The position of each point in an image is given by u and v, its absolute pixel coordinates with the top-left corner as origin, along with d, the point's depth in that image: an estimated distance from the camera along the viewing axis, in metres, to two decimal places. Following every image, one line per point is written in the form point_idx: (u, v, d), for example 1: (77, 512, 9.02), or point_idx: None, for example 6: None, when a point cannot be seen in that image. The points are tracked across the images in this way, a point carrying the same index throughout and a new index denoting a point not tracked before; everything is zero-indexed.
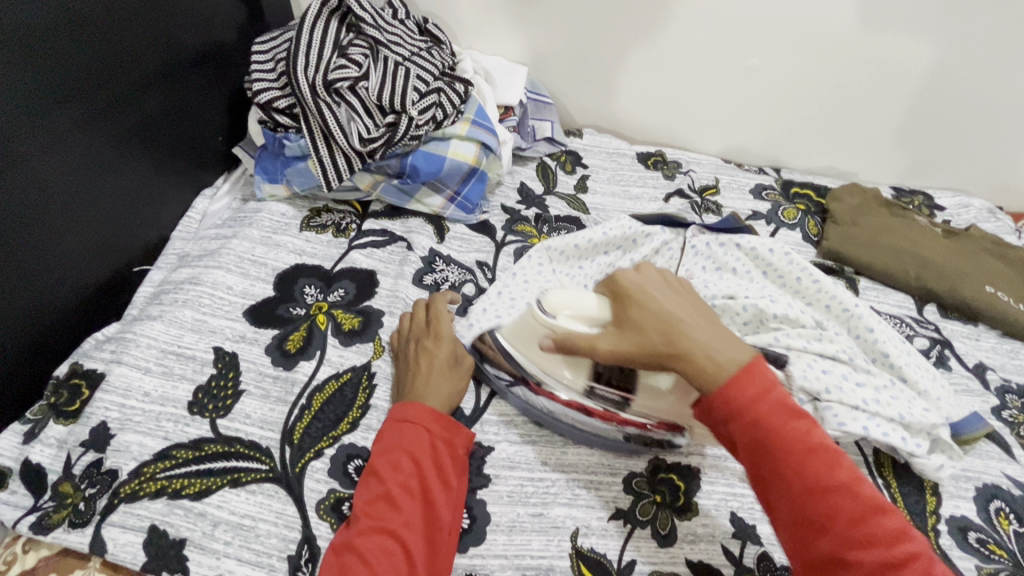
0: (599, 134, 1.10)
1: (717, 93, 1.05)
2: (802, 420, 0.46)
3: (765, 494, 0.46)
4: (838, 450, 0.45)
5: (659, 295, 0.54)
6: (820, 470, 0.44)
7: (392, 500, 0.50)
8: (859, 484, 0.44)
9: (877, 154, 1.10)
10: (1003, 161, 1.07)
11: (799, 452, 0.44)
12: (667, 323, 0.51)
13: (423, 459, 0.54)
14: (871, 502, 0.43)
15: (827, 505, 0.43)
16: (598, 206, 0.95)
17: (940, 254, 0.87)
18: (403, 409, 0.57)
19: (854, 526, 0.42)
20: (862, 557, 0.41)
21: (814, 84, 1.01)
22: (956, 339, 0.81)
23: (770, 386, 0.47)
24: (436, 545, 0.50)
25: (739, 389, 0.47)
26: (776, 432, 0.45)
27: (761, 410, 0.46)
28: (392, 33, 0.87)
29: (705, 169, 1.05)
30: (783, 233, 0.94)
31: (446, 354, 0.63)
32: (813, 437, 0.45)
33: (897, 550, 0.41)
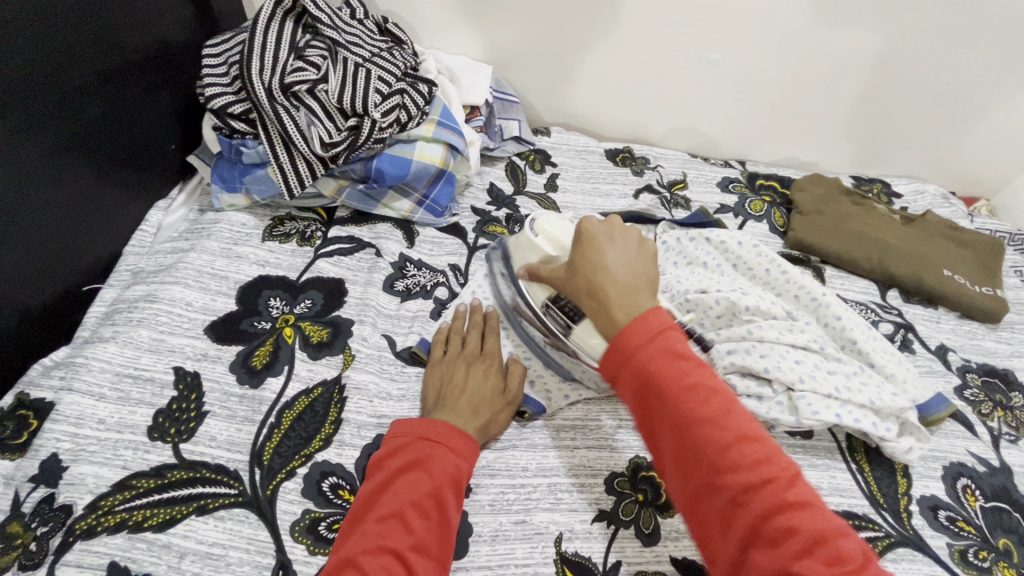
0: (567, 132, 1.10)
1: (681, 89, 1.06)
2: (685, 361, 0.45)
3: (652, 432, 0.46)
4: (717, 387, 0.45)
5: (610, 246, 0.54)
6: (694, 406, 0.43)
7: (405, 520, 0.48)
8: (729, 415, 0.43)
9: (836, 145, 1.13)
10: (954, 148, 1.11)
11: (673, 389, 0.44)
12: (593, 265, 0.53)
13: (442, 478, 0.52)
14: (738, 431, 0.43)
15: (698, 437, 0.43)
16: (569, 205, 0.95)
17: (901, 240, 0.90)
18: (424, 426, 0.56)
19: (723, 455, 0.42)
20: (727, 480, 0.41)
21: (774, 79, 1.03)
22: (918, 322, 0.83)
23: (665, 329, 0.47)
24: (443, 570, 0.47)
25: (632, 332, 0.47)
26: (656, 371, 0.45)
27: (645, 353, 0.46)
28: (350, 34, 0.85)
29: (673, 164, 1.06)
30: (750, 225, 0.95)
31: (494, 383, 0.62)
32: (695, 374, 0.44)
33: (757, 474, 0.41)
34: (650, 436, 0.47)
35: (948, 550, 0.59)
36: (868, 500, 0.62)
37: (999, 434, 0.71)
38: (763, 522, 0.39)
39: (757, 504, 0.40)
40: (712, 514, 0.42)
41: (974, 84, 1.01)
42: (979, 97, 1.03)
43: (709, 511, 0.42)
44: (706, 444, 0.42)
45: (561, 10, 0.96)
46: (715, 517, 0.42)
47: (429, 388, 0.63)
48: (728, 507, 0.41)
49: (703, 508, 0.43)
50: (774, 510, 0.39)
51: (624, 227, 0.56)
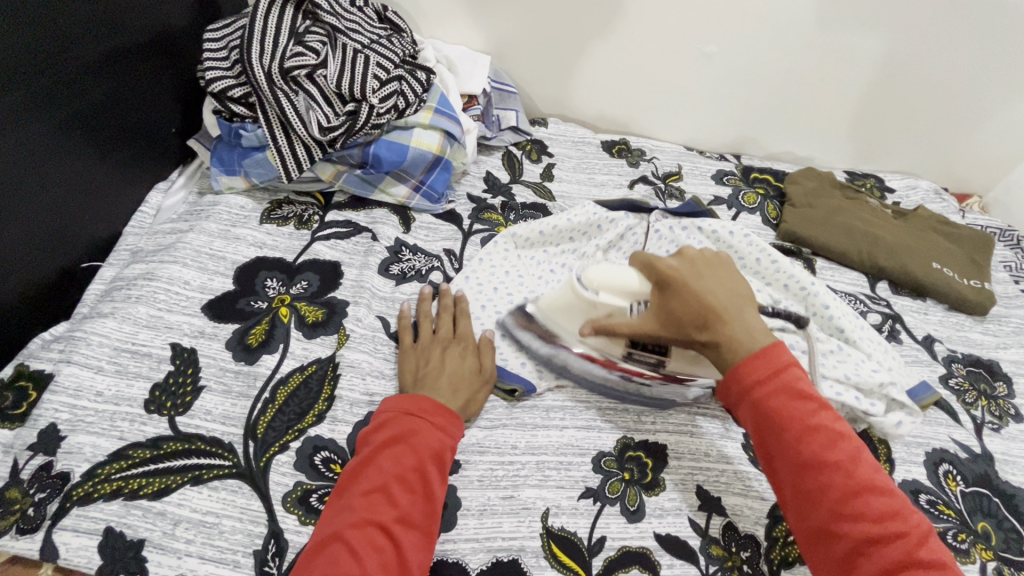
0: (564, 123, 1.11)
1: (678, 82, 1.06)
2: (810, 402, 0.49)
3: (770, 468, 0.50)
4: (841, 432, 0.48)
5: (700, 280, 0.55)
6: (819, 449, 0.47)
7: (389, 494, 0.49)
8: (856, 464, 0.47)
9: (832, 141, 1.14)
10: (948, 144, 1.12)
11: (797, 429, 0.48)
12: (698, 309, 0.54)
13: (427, 454, 0.53)
14: (867, 482, 0.46)
15: (819, 479, 0.46)
16: (564, 194, 0.96)
17: (891, 233, 0.91)
18: (408, 402, 0.57)
19: (844, 504, 0.45)
20: (847, 529, 0.45)
21: (769, 75, 1.04)
22: (906, 313, 0.84)
23: (784, 367, 0.51)
24: (428, 541, 0.49)
25: (750, 369, 0.51)
26: (776, 410, 0.49)
27: (765, 390, 0.50)
28: (349, 21, 0.86)
29: (668, 157, 1.07)
30: (743, 216, 0.96)
31: (471, 364, 0.63)
32: (818, 417, 0.48)
33: (888, 528, 0.44)
34: (772, 473, 0.50)
35: None
36: None
37: (982, 421, 0.72)
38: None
39: (881, 555, 0.43)
40: (832, 559, 0.45)
41: (969, 82, 1.02)
42: (972, 94, 1.04)
43: (824, 556, 0.46)
44: (829, 489, 0.46)
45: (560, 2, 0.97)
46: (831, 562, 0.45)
47: (406, 372, 0.63)
48: (850, 558, 0.44)
49: (821, 550, 0.46)
50: (904, 565, 0.43)
51: (703, 258, 0.58)
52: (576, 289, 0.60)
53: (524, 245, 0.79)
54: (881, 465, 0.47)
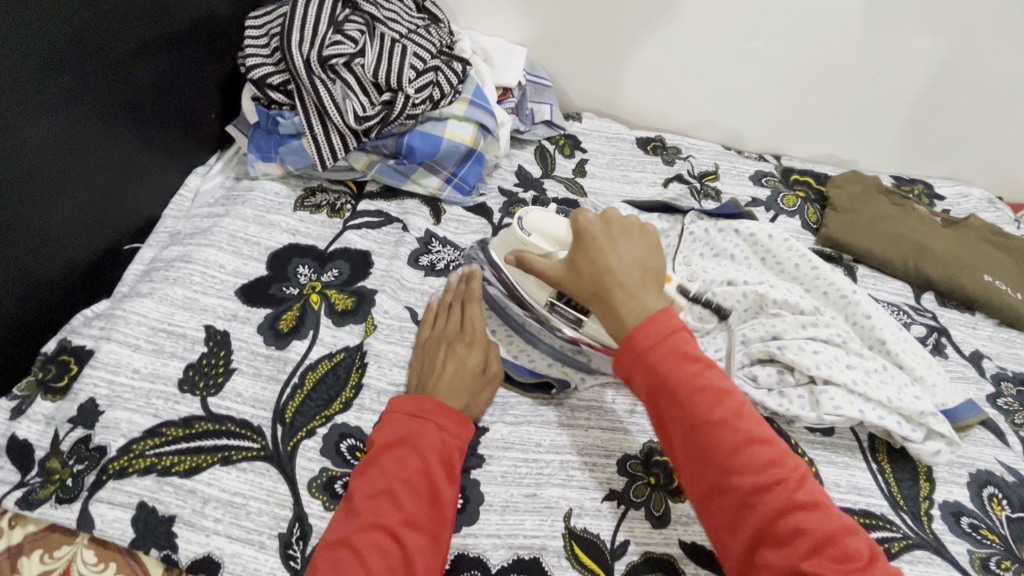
0: (599, 118, 1.09)
1: (718, 79, 1.03)
2: (695, 362, 0.50)
3: (663, 429, 0.51)
4: (726, 389, 0.49)
5: (611, 242, 0.56)
6: (706, 409, 0.48)
7: (394, 497, 0.49)
8: (740, 421, 0.48)
9: (879, 144, 1.09)
10: (1006, 150, 1.06)
11: (685, 392, 0.48)
12: (598, 264, 0.55)
13: (430, 454, 0.53)
14: (750, 434, 0.47)
15: (711, 438, 0.47)
16: (597, 191, 0.95)
17: (941, 243, 0.86)
18: (414, 403, 0.56)
19: (733, 459, 0.46)
20: (738, 482, 0.45)
21: (816, 72, 1.00)
22: (953, 327, 0.80)
23: (673, 331, 0.51)
24: (438, 543, 0.49)
25: (639, 335, 0.51)
26: (666, 374, 0.49)
27: (654, 355, 0.50)
28: (389, 10, 0.86)
29: (705, 156, 1.04)
30: (782, 220, 0.93)
31: (474, 362, 0.62)
32: (704, 376, 0.49)
33: (767, 476, 0.45)
34: (663, 431, 0.51)
35: (969, 557, 0.57)
36: (887, 501, 0.61)
37: None
38: (775, 520, 0.44)
39: (765, 501, 0.44)
40: (720, 511, 0.46)
41: None
42: None
43: (719, 508, 0.47)
44: (718, 447, 0.47)
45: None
46: (721, 512, 0.46)
47: (413, 369, 0.63)
48: (738, 507, 0.45)
49: (712, 505, 0.47)
50: (783, 510, 0.44)
51: (620, 220, 0.58)
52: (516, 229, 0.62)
53: None
54: (764, 417, 0.49)
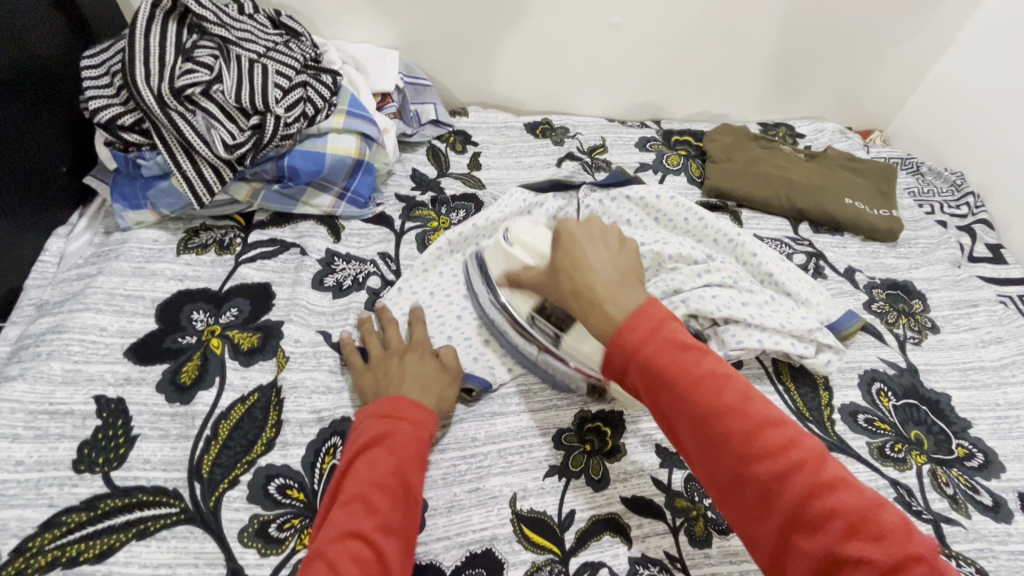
0: (485, 110, 1.10)
1: (590, 57, 1.07)
2: (690, 350, 0.46)
3: (667, 426, 0.47)
4: (728, 372, 0.46)
5: (591, 246, 0.55)
6: (709, 397, 0.44)
7: (368, 501, 0.48)
8: (748, 401, 0.44)
9: (743, 96, 1.18)
10: (848, 85, 1.19)
11: (685, 381, 0.44)
12: (575, 263, 0.54)
13: (402, 451, 0.51)
14: (762, 417, 0.43)
15: (722, 428, 0.43)
16: (494, 181, 0.96)
17: (804, 175, 0.96)
18: (381, 405, 0.55)
19: (747, 444, 0.42)
20: (755, 470, 0.42)
21: (673, 38, 1.06)
22: (827, 250, 0.88)
23: (660, 323, 0.47)
24: (410, 545, 0.48)
25: (628, 333, 0.47)
26: (661, 365, 0.45)
27: (648, 349, 0.46)
28: (241, 30, 0.81)
29: (591, 131, 1.09)
30: (669, 179, 0.99)
31: (433, 361, 0.62)
32: (702, 364, 0.45)
33: (790, 458, 0.41)
34: (667, 426, 0.47)
35: (868, 449, 0.64)
36: (795, 416, 0.67)
37: (905, 338, 0.77)
38: (803, 507, 0.40)
39: (790, 492, 0.40)
40: (743, 502, 0.43)
41: (854, 22, 1.08)
42: (859, 35, 1.10)
43: (741, 501, 0.43)
44: (729, 436, 0.43)
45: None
46: (744, 501, 0.42)
47: (368, 386, 0.60)
48: (762, 498, 0.42)
49: (734, 495, 0.43)
50: (816, 492, 0.40)
51: (602, 228, 0.58)
52: (500, 241, 0.64)
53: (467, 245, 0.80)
54: (771, 398, 0.45)
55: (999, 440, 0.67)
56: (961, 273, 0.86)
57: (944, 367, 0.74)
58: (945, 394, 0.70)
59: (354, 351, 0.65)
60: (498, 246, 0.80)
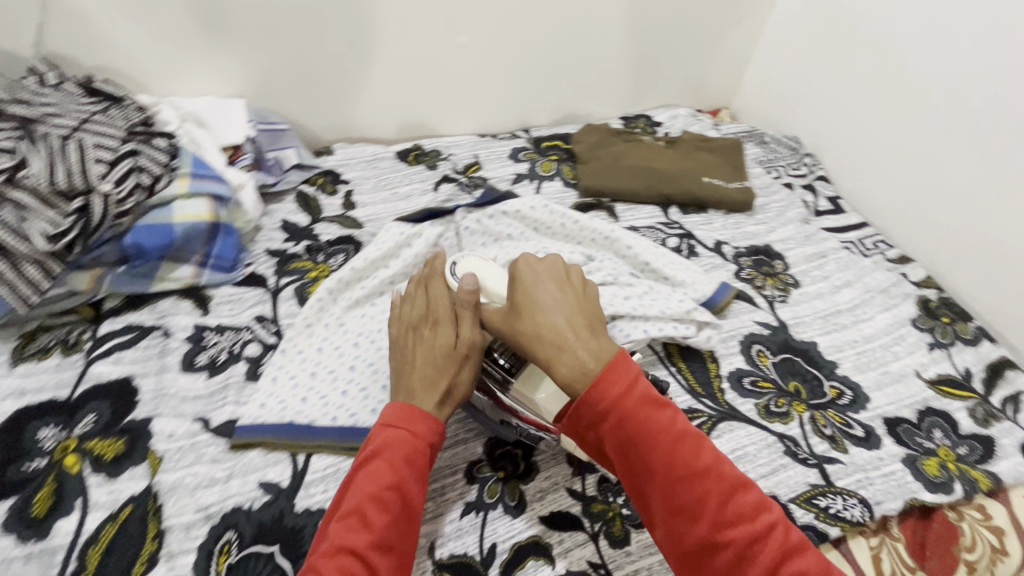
0: (352, 145, 1.06)
1: (447, 77, 1.07)
2: (666, 409, 0.48)
3: (638, 491, 0.47)
4: (701, 435, 0.48)
5: (544, 288, 0.57)
6: (686, 458, 0.46)
7: (362, 516, 0.47)
8: (721, 463, 0.46)
9: (602, 95, 1.23)
10: (693, 71, 1.27)
11: (662, 439, 0.46)
12: (531, 303, 0.56)
13: (403, 464, 0.51)
14: (734, 480, 0.45)
15: (697, 490, 0.44)
16: (372, 217, 0.93)
17: (666, 162, 1.01)
18: (394, 413, 0.54)
19: (721, 509, 0.44)
20: (729, 536, 0.43)
21: (522, 48, 1.09)
22: (696, 229, 0.94)
23: (635, 378, 0.49)
24: (404, 562, 0.48)
25: (606, 387, 0.49)
26: (642, 423, 0.47)
27: (626, 404, 0.48)
28: (45, 105, 0.73)
29: (464, 150, 1.09)
30: (545, 185, 1.01)
31: (445, 339, 0.59)
32: (677, 423, 0.47)
33: (760, 523, 0.43)
34: (636, 491, 0.48)
35: (756, 410, 0.69)
36: (689, 394, 0.70)
37: (773, 298, 0.84)
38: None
39: (764, 557, 0.42)
40: (711, 571, 0.43)
41: (683, 15, 1.17)
42: (691, 25, 1.19)
43: (708, 573, 0.43)
44: (703, 499, 0.44)
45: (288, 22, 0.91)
46: (716, 572, 0.43)
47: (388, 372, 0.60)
48: (734, 565, 0.43)
49: (702, 563, 0.44)
50: (783, 559, 0.42)
51: (561, 270, 0.60)
52: (446, 278, 0.64)
53: (353, 288, 0.78)
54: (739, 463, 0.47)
55: (861, 374, 0.74)
56: (809, 229, 0.95)
57: (809, 318, 0.81)
58: (811, 342, 0.77)
59: (405, 308, 0.64)
60: (382, 285, 0.78)
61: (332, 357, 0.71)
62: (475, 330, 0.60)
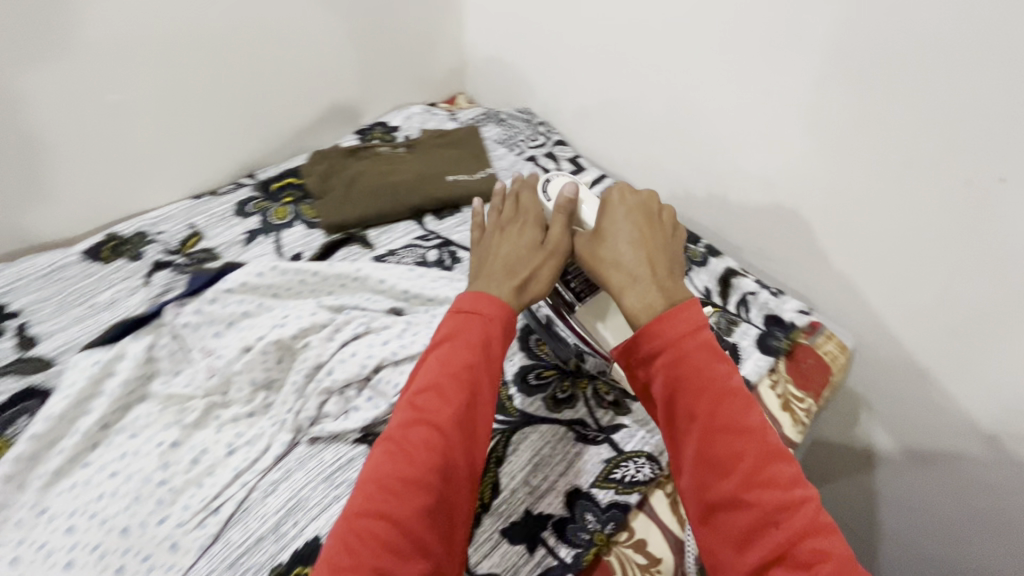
0: (11, 265, 0.81)
1: (114, 146, 0.86)
2: (722, 362, 0.49)
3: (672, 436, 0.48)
4: (752, 398, 0.48)
5: (618, 226, 0.58)
6: (734, 412, 0.46)
7: (401, 449, 0.46)
8: (764, 430, 0.47)
9: (329, 112, 1.10)
10: (422, 60, 1.19)
11: (716, 387, 0.47)
12: (609, 233, 0.58)
13: (480, 347, 0.51)
14: (773, 448, 0.46)
15: (735, 446, 0.45)
16: (65, 347, 0.74)
17: (407, 172, 0.96)
18: (471, 300, 0.54)
19: (755, 472, 0.44)
20: (760, 498, 0.43)
21: (190, 90, 0.89)
22: (453, 232, 0.91)
23: (699, 327, 0.50)
24: (451, 507, 0.45)
25: (670, 328, 0.49)
26: (695, 368, 0.48)
27: (687, 347, 0.49)
28: None
29: (176, 222, 0.91)
30: (282, 235, 0.90)
31: (528, 238, 0.62)
32: (731, 380, 0.48)
33: (790, 493, 0.44)
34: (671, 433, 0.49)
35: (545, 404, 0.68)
36: None
37: None
38: (790, 544, 0.42)
39: (790, 526, 0.42)
40: (728, 526, 0.44)
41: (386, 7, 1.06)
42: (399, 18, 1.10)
43: (725, 525, 0.44)
44: (741, 455, 0.45)
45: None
46: (734, 531, 0.43)
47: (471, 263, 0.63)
48: (756, 525, 0.43)
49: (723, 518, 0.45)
50: (803, 535, 0.42)
51: (641, 196, 0.62)
52: (536, 197, 0.67)
53: (47, 457, 0.61)
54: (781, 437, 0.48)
55: None
56: None
57: None
58: None
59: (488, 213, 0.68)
60: (88, 436, 0.62)
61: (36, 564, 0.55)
62: (564, 238, 0.61)
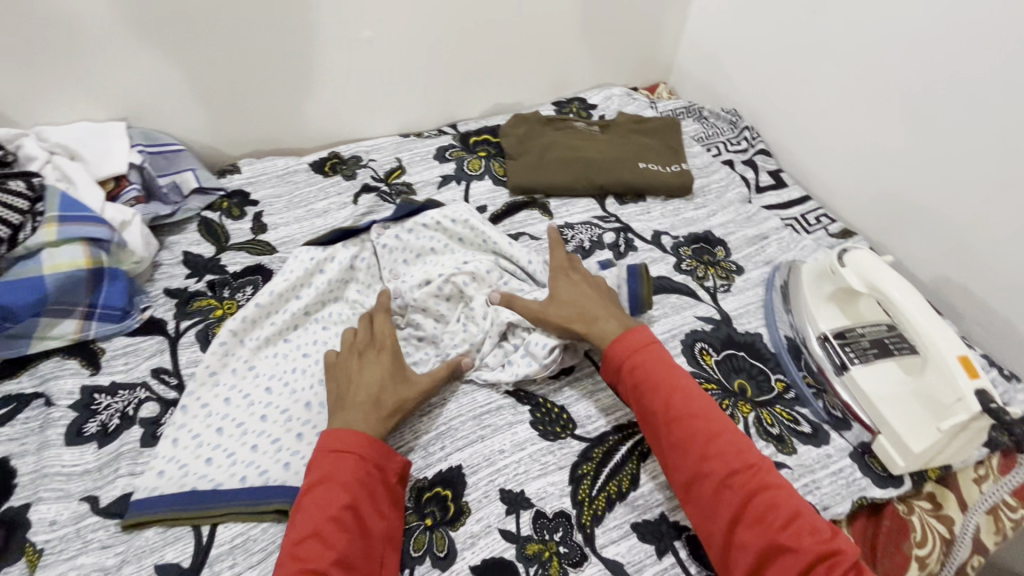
0: (262, 159, 0.97)
1: (355, 77, 0.98)
2: (671, 368, 0.60)
3: (651, 435, 0.58)
4: (698, 390, 0.58)
5: (567, 292, 0.67)
6: (683, 406, 0.56)
7: (322, 537, 0.49)
8: (713, 415, 0.56)
9: (534, 80, 1.13)
10: (633, 43, 1.17)
11: (665, 385, 0.58)
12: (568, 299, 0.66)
13: (357, 485, 0.52)
14: (720, 429, 0.55)
15: (688, 430, 0.55)
16: (286, 240, 0.86)
17: (600, 151, 0.96)
18: (347, 436, 0.55)
19: (708, 447, 0.54)
20: (711, 466, 0.53)
21: (434, 38, 0.99)
22: (633, 220, 0.90)
23: (649, 342, 0.62)
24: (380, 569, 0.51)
25: (626, 343, 0.61)
26: (649, 373, 0.59)
27: (636, 360, 0.60)
28: None
29: (386, 154, 1.01)
30: (472, 186, 0.95)
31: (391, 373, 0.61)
32: (680, 381, 0.58)
33: (741, 462, 0.53)
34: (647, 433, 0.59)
35: None
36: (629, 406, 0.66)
37: (715, 289, 0.80)
38: (746, 501, 0.50)
39: (740, 489, 0.51)
40: (700, 496, 0.53)
41: None
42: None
43: (699, 497, 0.53)
44: (693, 436, 0.55)
45: (153, 22, 0.80)
46: (703, 503, 0.52)
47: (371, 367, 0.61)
48: (716, 492, 0.52)
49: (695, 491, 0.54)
50: (757, 492, 0.51)
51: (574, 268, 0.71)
52: (835, 260, 0.67)
53: (263, 324, 0.71)
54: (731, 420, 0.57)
55: None
56: (750, 209, 0.92)
57: (753, 307, 0.78)
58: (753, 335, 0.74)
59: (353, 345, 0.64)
60: (295, 317, 0.71)
61: (240, 408, 0.64)
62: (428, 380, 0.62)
